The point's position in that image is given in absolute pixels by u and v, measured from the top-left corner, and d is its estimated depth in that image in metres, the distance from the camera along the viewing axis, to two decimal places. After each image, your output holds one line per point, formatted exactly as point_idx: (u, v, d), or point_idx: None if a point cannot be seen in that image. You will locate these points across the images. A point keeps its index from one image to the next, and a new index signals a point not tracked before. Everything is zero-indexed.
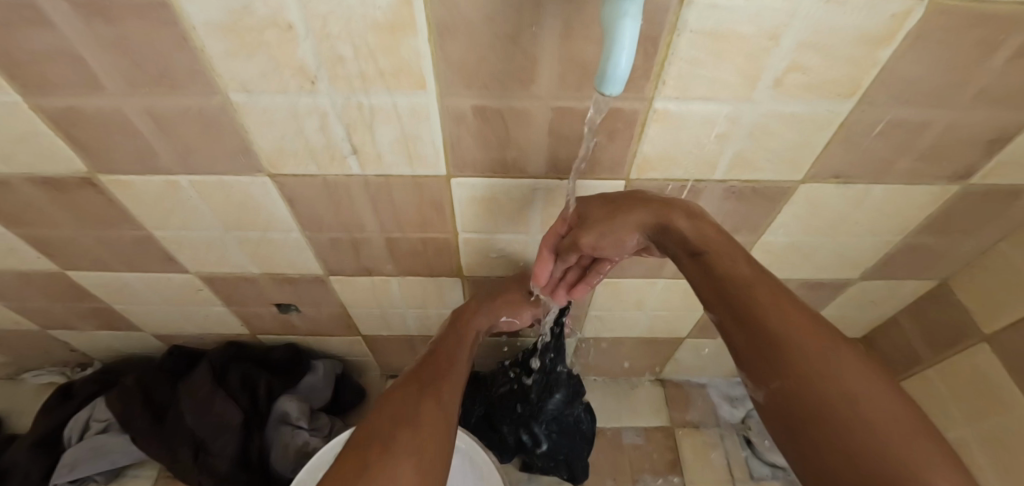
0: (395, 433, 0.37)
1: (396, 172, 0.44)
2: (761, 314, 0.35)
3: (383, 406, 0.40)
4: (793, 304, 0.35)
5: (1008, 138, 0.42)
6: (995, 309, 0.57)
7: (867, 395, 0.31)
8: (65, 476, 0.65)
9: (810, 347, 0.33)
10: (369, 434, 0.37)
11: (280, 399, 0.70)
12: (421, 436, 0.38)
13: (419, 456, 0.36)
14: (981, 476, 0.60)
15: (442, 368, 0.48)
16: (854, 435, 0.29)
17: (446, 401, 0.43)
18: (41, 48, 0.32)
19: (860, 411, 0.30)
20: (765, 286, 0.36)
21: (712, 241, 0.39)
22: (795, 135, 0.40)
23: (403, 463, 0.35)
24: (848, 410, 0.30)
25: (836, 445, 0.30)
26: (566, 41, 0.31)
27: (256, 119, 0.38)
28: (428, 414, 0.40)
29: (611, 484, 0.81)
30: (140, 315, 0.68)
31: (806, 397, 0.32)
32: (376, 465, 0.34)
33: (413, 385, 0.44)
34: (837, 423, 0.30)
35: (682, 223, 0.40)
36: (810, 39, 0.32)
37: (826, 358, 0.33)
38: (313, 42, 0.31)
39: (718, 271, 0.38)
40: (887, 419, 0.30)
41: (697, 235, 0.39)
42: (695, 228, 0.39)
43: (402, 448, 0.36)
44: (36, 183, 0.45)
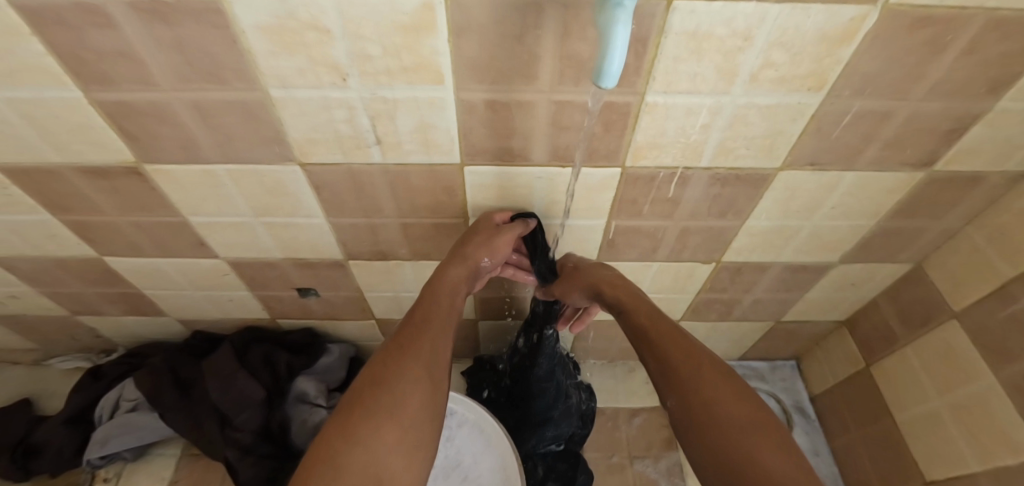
0: (370, 400, 0.40)
1: (414, 160, 0.48)
2: (660, 347, 0.47)
3: (363, 375, 0.43)
4: (686, 340, 0.47)
5: (964, 128, 0.46)
6: (963, 288, 0.61)
7: (733, 403, 0.41)
8: (97, 451, 0.73)
9: (695, 369, 0.44)
10: (350, 401, 0.40)
11: (298, 379, 0.77)
12: (395, 400, 0.40)
13: (396, 419, 0.39)
14: (952, 443, 0.64)
15: (422, 326, 0.48)
16: (721, 435, 0.39)
17: (425, 361, 0.44)
18: (106, 49, 0.37)
19: (724, 414, 0.40)
20: (664, 326, 0.50)
21: (627, 301, 0.54)
22: (771, 125, 0.45)
23: (380, 428, 0.38)
24: (713, 414, 0.40)
25: (710, 445, 0.39)
26: (566, 41, 0.36)
27: (292, 112, 0.43)
28: (406, 377, 0.42)
29: (609, 458, 0.86)
30: (167, 299, 0.72)
31: (691, 406, 0.42)
32: (354, 432, 0.37)
33: (392, 350, 0.45)
34: (710, 425, 0.40)
35: (611, 289, 0.56)
36: (778, 39, 0.36)
37: (710, 375, 0.43)
38: (346, 43, 0.36)
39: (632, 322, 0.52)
40: (744, 420, 0.39)
41: (619, 298, 0.55)
42: (618, 292, 0.55)
43: (377, 414, 0.38)
44: (85, 172, 0.50)
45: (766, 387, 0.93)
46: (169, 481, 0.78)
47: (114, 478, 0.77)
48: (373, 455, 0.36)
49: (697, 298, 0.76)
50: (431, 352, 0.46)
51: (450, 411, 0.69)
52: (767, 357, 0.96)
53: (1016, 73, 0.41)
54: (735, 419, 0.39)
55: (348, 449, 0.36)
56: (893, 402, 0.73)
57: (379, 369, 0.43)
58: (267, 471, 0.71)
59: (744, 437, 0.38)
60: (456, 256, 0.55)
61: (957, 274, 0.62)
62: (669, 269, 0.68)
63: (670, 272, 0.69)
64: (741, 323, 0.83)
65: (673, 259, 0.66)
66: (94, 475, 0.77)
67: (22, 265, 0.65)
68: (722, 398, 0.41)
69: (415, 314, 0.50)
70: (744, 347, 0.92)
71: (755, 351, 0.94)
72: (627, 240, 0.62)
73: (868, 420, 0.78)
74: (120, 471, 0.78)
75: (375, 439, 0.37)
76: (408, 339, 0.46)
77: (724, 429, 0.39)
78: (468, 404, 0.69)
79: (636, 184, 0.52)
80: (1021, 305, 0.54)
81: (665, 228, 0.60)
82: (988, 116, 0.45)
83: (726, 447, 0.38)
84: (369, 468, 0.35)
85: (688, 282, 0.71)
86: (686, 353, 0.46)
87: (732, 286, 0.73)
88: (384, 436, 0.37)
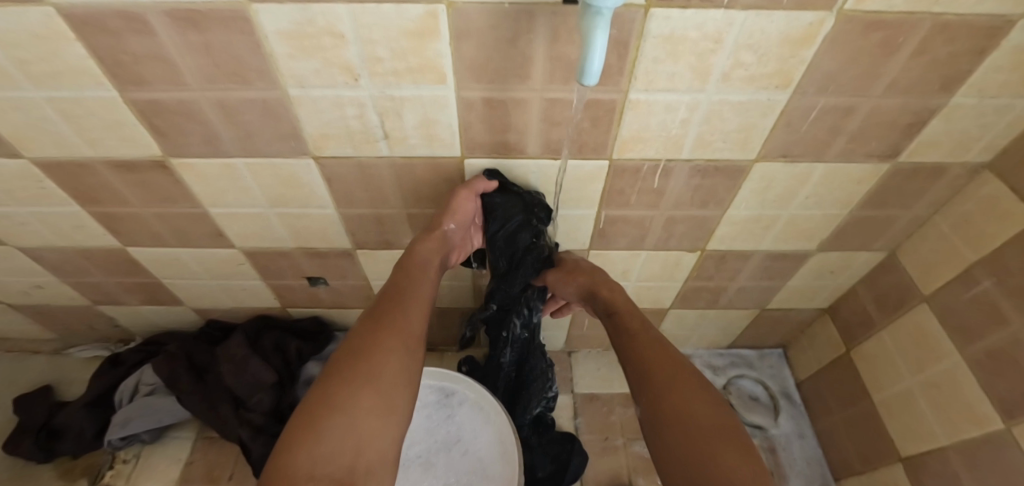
0: (354, 370, 0.43)
1: (418, 153, 0.53)
2: (645, 356, 0.50)
3: (345, 348, 0.46)
4: (666, 346, 0.51)
5: (923, 122, 0.50)
6: (933, 273, 0.65)
7: (701, 405, 0.44)
8: (117, 432, 0.78)
9: (675, 379, 0.47)
10: (334, 370, 0.44)
11: (307, 364, 0.83)
12: (376, 369, 0.44)
13: (376, 385, 0.42)
14: (924, 420, 0.68)
15: (399, 301, 0.51)
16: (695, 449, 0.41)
17: (403, 334, 0.48)
18: (142, 53, 0.41)
19: (692, 418, 0.43)
20: (650, 332, 0.53)
21: (618, 305, 0.58)
22: (745, 119, 0.49)
23: (362, 395, 0.41)
24: (678, 415, 0.44)
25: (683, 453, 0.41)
26: (554, 44, 0.40)
27: (307, 109, 0.47)
28: (385, 351, 0.45)
29: (602, 441, 0.90)
30: (184, 288, 0.77)
31: (667, 416, 0.44)
32: (338, 398, 0.41)
33: (372, 326, 0.48)
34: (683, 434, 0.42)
35: (607, 293, 0.60)
36: (745, 42, 0.41)
37: (683, 380, 0.47)
38: (358, 46, 0.40)
39: (621, 324, 0.55)
40: (711, 422, 0.43)
41: (612, 302, 0.58)
42: (612, 295, 0.59)
43: (360, 382, 0.42)
44: (115, 166, 0.54)
45: (754, 375, 0.98)
46: (186, 461, 0.83)
47: (133, 459, 0.83)
48: (356, 418, 0.40)
49: (685, 287, 0.80)
50: (408, 326, 0.49)
51: (452, 391, 0.76)
52: (755, 345, 1.00)
53: (966, 72, 0.45)
54: (699, 421, 0.43)
55: (335, 415, 0.40)
56: (871, 384, 0.77)
57: (360, 342, 0.46)
58: None
59: (706, 436, 0.41)
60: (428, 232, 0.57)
61: (926, 260, 0.66)
62: (657, 257, 0.72)
63: (658, 260, 0.73)
64: (727, 310, 0.87)
65: (661, 247, 0.70)
66: (114, 457, 0.83)
67: (49, 255, 0.69)
68: (691, 400, 0.45)
69: (390, 289, 0.53)
70: (733, 335, 0.97)
71: (743, 340, 0.98)
72: (618, 228, 0.66)
73: (849, 402, 0.83)
74: (139, 453, 0.84)
75: (358, 404, 0.41)
76: (385, 314, 0.50)
77: (691, 432, 0.42)
78: (471, 384, 0.75)
79: (623, 175, 0.57)
80: (983, 287, 0.59)
81: (651, 217, 0.64)
82: (945, 111, 0.49)
83: (687, 448, 0.41)
84: (352, 438, 0.39)
85: (677, 270, 0.76)
86: (665, 360, 0.49)
87: (718, 275, 0.77)
88: (364, 400, 0.41)
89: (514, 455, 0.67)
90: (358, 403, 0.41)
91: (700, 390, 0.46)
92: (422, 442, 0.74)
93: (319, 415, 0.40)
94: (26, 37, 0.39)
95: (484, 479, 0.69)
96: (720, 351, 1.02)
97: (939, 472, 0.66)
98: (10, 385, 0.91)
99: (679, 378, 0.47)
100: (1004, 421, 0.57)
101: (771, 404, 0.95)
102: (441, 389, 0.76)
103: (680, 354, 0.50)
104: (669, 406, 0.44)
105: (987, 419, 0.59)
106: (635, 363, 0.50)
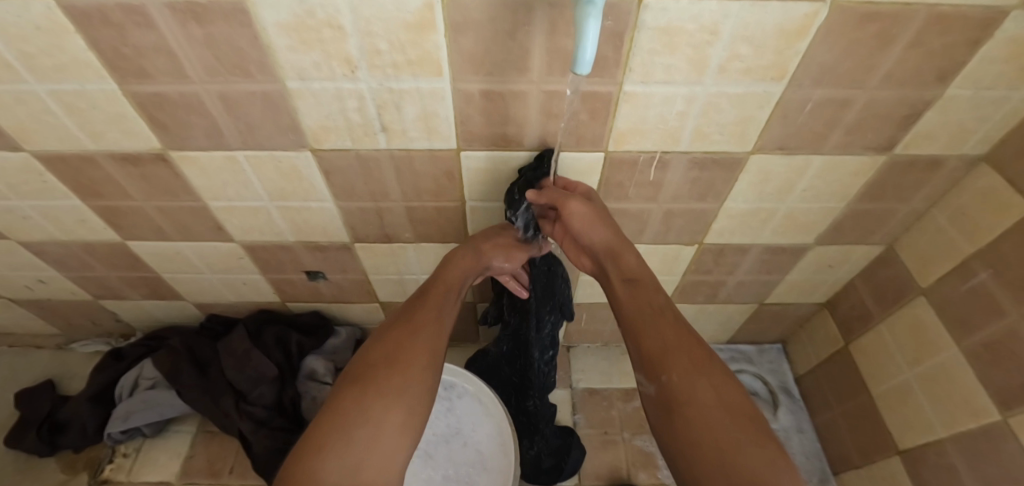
0: (381, 378, 0.41)
1: (417, 146, 0.53)
2: (653, 333, 0.46)
3: (374, 354, 0.45)
4: (682, 328, 0.47)
5: (919, 114, 0.51)
6: (930, 266, 0.66)
7: (720, 394, 0.41)
8: (119, 425, 0.79)
9: (688, 358, 0.43)
10: (362, 375, 0.42)
11: (308, 358, 0.85)
12: (406, 379, 0.42)
13: (406, 398, 0.41)
14: (922, 412, 0.68)
15: (429, 310, 0.50)
16: (700, 433, 0.38)
17: (433, 345, 0.47)
18: (144, 45, 0.42)
19: (707, 407, 0.40)
20: (667, 309, 0.48)
21: (639, 273, 0.52)
22: (741, 111, 0.50)
23: (392, 406, 0.40)
24: (691, 403, 0.40)
25: (689, 437, 0.38)
26: (552, 35, 0.41)
27: (307, 102, 0.47)
28: (416, 362, 0.44)
29: (601, 435, 0.90)
30: (185, 283, 0.78)
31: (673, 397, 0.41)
32: (367, 405, 0.39)
33: (401, 333, 0.47)
34: (688, 416, 0.39)
35: (624, 258, 0.52)
36: (740, 34, 0.41)
37: (700, 366, 0.43)
38: (358, 39, 0.41)
39: (637, 296, 0.50)
40: (732, 410, 0.39)
41: (634, 269, 0.52)
42: (638, 264, 0.52)
43: (389, 392, 0.40)
44: (117, 159, 0.55)
45: (752, 370, 0.98)
46: (186, 455, 0.84)
47: (134, 453, 0.84)
48: (383, 427, 0.38)
49: (683, 281, 0.81)
50: (436, 337, 0.48)
51: (452, 384, 0.75)
52: (754, 341, 1.01)
53: (962, 63, 0.45)
54: (715, 411, 0.39)
55: (363, 424, 0.38)
56: (869, 378, 0.78)
57: (388, 351, 0.45)
58: (278, 441, 0.78)
59: (724, 428, 0.38)
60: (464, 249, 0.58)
61: (924, 253, 0.66)
62: (655, 251, 0.73)
63: (656, 254, 0.74)
64: (726, 305, 0.88)
65: (659, 241, 0.71)
66: (115, 450, 0.84)
67: (51, 249, 0.70)
68: (708, 389, 0.41)
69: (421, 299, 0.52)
70: (732, 330, 0.97)
71: (742, 335, 0.99)
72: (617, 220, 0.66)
73: (848, 396, 0.83)
74: (139, 447, 0.85)
75: (387, 415, 0.39)
76: (412, 320, 0.49)
77: (708, 421, 0.38)
78: (469, 376, 0.74)
79: (621, 168, 0.57)
80: (980, 279, 0.59)
81: (649, 210, 0.65)
82: (940, 102, 0.49)
83: (704, 440, 0.37)
84: (378, 449, 0.37)
85: (675, 264, 0.76)
86: (683, 344, 0.45)
87: (716, 268, 0.77)
88: (394, 413, 0.39)
89: (512, 449, 0.68)
90: (389, 414, 0.39)
91: (719, 378, 0.42)
92: (421, 434, 0.75)
93: (344, 422, 0.38)
94: (29, 29, 0.40)
95: (484, 471, 0.70)
96: (717, 347, 1.02)
97: (937, 464, 0.67)
98: (14, 379, 0.92)
99: (694, 364, 0.43)
100: (1001, 413, 0.57)
101: (770, 399, 0.96)
102: (441, 381, 0.75)
103: (694, 332, 0.46)
104: (681, 394, 0.41)
105: (984, 411, 0.59)
106: (644, 339, 0.46)
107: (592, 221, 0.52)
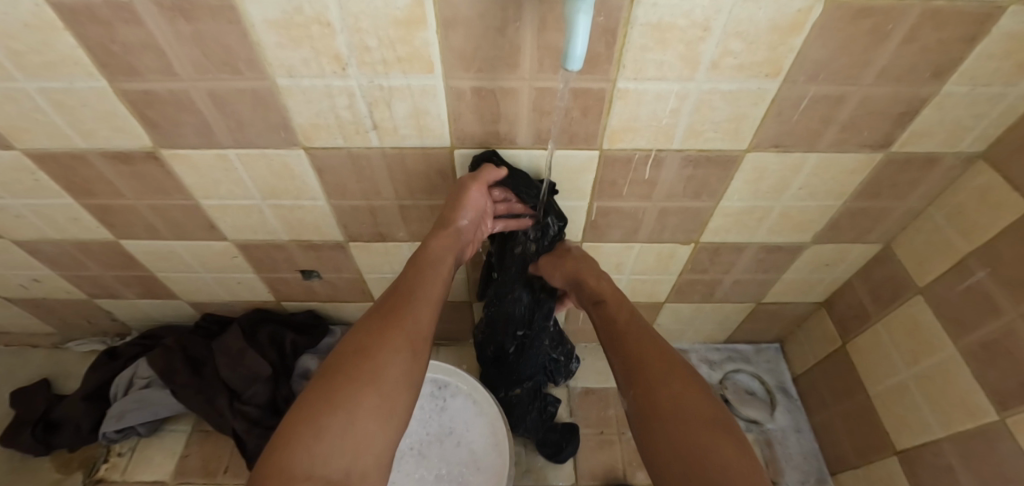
0: (359, 369, 0.41)
1: (408, 144, 0.53)
2: (627, 345, 0.48)
3: (352, 343, 0.44)
4: (653, 337, 0.48)
5: (915, 111, 0.50)
6: (927, 265, 0.65)
7: (683, 398, 0.41)
8: (114, 424, 0.79)
9: (658, 366, 0.45)
10: (337, 366, 0.42)
11: (302, 357, 0.85)
12: (383, 369, 0.41)
13: (382, 390, 0.40)
14: (919, 412, 0.68)
15: (416, 297, 0.49)
16: (678, 436, 0.38)
17: (413, 334, 0.45)
18: (132, 42, 0.41)
19: (671, 411, 0.40)
20: (636, 323, 0.51)
21: (607, 293, 0.56)
22: (734, 108, 0.49)
23: (365, 395, 0.39)
24: (658, 408, 0.41)
25: (668, 440, 0.39)
26: (541, 32, 0.40)
27: (298, 99, 0.47)
28: (394, 351, 0.43)
29: (597, 434, 0.90)
30: (180, 281, 0.78)
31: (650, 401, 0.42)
32: (343, 396, 0.39)
33: (381, 320, 0.46)
34: (665, 419, 0.40)
35: (593, 281, 0.57)
36: (733, 29, 0.41)
37: (668, 372, 0.44)
38: (347, 35, 0.40)
39: (608, 314, 0.53)
40: (694, 415, 0.40)
41: (599, 291, 0.56)
42: (599, 285, 0.57)
43: (362, 380, 0.40)
44: (108, 157, 0.54)
45: (750, 369, 0.98)
46: (181, 454, 0.85)
47: (129, 452, 0.85)
48: (360, 422, 0.38)
49: (679, 280, 0.80)
50: (418, 325, 0.46)
51: (445, 383, 0.77)
52: (751, 340, 1.00)
53: (957, 59, 0.44)
54: (684, 416, 0.40)
55: (338, 416, 0.37)
56: (866, 377, 0.77)
57: (366, 339, 0.44)
58: None
59: (691, 432, 0.38)
60: (444, 226, 0.54)
61: (921, 252, 0.66)
62: (650, 250, 0.73)
63: (652, 253, 0.73)
64: (723, 305, 0.87)
65: (654, 240, 0.70)
66: (110, 450, 0.85)
67: (46, 248, 0.70)
68: (673, 394, 0.42)
69: (407, 283, 0.50)
70: (729, 329, 0.96)
71: (739, 334, 0.98)
72: (612, 219, 0.66)
73: (846, 396, 0.82)
74: (134, 446, 0.85)
75: (361, 406, 0.38)
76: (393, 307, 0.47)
77: (673, 426, 0.39)
78: (462, 375, 0.77)
79: (615, 165, 0.57)
80: (977, 278, 0.58)
81: (644, 209, 0.64)
82: (936, 99, 0.49)
83: (667, 443, 0.38)
84: (350, 441, 0.37)
85: (670, 263, 0.76)
86: (647, 350, 0.46)
87: (713, 267, 0.77)
88: (368, 403, 0.39)
89: (506, 444, 0.70)
90: (364, 405, 0.39)
91: (682, 381, 0.43)
92: (414, 435, 0.75)
93: (322, 414, 0.37)
94: (17, 26, 0.39)
95: (478, 472, 0.70)
96: (714, 346, 1.02)
97: (934, 464, 0.66)
98: (10, 379, 0.93)
99: (665, 369, 0.44)
100: (999, 413, 0.57)
101: (768, 399, 0.95)
102: (435, 381, 0.77)
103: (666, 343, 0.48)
104: (653, 399, 0.42)
105: (981, 411, 0.59)
106: (619, 350, 0.48)
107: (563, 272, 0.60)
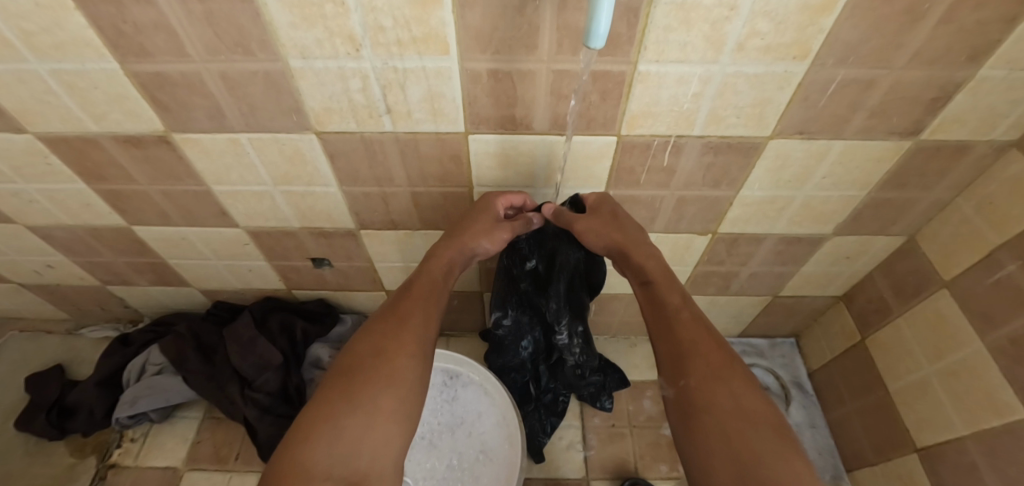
0: (375, 370, 0.41)
1: (422, 129, 0.52)
2: (673, 332, 0.45)
3: (362, 345, 0.44)
4: (706, 329, 0.45)
5: (948, 96, 0.48)
6: (954, 258, 0.63)
7: (744, 400, 0.39)
8: (126, 410, 0.80)
9: (706, 360, 0.42)
10: (351, 366, 0.42)
11: (314, 346, 0.85)
12: (395, 370, 0.42)
13: (397, 388, 0.41)
14: (942, 408, 0.66)
15: (425, 301, 0.49)
16: (733, 442, 0.36)
17: (422, 336, 0.46)
18: (143, 22, 0.40)
19: (732, 409, 0.38)
20: (685, 311, 0.46)
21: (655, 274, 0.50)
22: (758, 93, 0.47)
23: (381, 394, 0.40)
24: (711, 408, 0.39)
25: (720, 437, 0.37)
26: (562, 11, 0.39)
27: (310, 80, 0.46)
28: (406, 350, 0.44)
29: (610, 427, 0.89)
30: (192, 268, 0.79)
31: (698, 399, 0.40)
32: (360, 396, 0.39)
33: (390, 324, 0.46)
34: (714, 418, 0.38)
35: (641, 258, 0.51)
36: (762, 10, 0.39)
37: (721, 369, 0.41)
38: (361, 15, 0.39)
39: (655, 300, 0.48)
40: (750, 420, 0.37)
41: (648, 270, 0.50)
42: (651, 264, 0.51)
43: (381, 381, 0.41)
44: (120, 141, 0.54)
45: (766, 364, 0.96)
46: (192, 441, 0.86)
47: (141, 438, 0.86)
48: (376, 419, 0.38)
49: (695, 272, 0.79)
50: (427, 328, 0.47)
51: (457, 373, 0.77)
52: (767, 334, 0.99)
53: (997, 41, 0.42)
54: (734, 418, 0.38)
55: (351, 412, 0.38)
56: (885, 374, 0.76)
57: (382, 342, 0.44)
58: (282, 428, 0.80)
59: (743, 436, 0.36)
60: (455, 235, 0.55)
61: (949, 244, 0.63)
62: (666, 240, 0.71)
63: (666, 244, 0.72)
64: (738, 297, 0.86)
65: (670, 230, 0.69)
66: (123, 435, 0.86)
67: (59, 234, 0.70)
68: (724, 395, 0.39)
69: (420, 289, 0.51)
70: (744, 323, 0.95)
71: (754, 327, 0.97)
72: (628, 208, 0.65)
73: (864, 391, 0.81)
74: (147, 432, 0.86)
75: (380, 404, 0.39)
76: (407, 307, 0.48)
77: (725, 432, 0.37)
78: (474, 366, 0.77)
79: (632, 152, 0.55)
80: (1007, 271, 0.56)
81: (661, 198, 0.63)
82: (970, 84, 0.46)
83: (721, 449, 0.36)
84: (368, 442, 0.37)
85: (686, 254, 0.74)
86: (700, 345, 0.43)
87: (729, 259, 0.75)
88: (384, 402, 0.39)
89: (518, 433, 0.70)
90: (379, 402, 0.39)
91: (737, 382, 0.41)
92: (427, 424, 0.75)
93: (340, 411, 0.38)
94: (28, 6, 0.39)
95: (489, 462, 0.70)
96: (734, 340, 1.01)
97: (957, 462, 0.65)
98: (25, 363, 0.94)
99: (710, 365, 0.42)
100: None
101: (783, 393, 0.94)
102: (446, 371, 0.77)
103: (717, 334, 0.45)
104: (699, 399, 0.39)
105: (1009, 408, 0.57)
106: (666, 340, 0.45)
107: (603, 225, 0.54)
